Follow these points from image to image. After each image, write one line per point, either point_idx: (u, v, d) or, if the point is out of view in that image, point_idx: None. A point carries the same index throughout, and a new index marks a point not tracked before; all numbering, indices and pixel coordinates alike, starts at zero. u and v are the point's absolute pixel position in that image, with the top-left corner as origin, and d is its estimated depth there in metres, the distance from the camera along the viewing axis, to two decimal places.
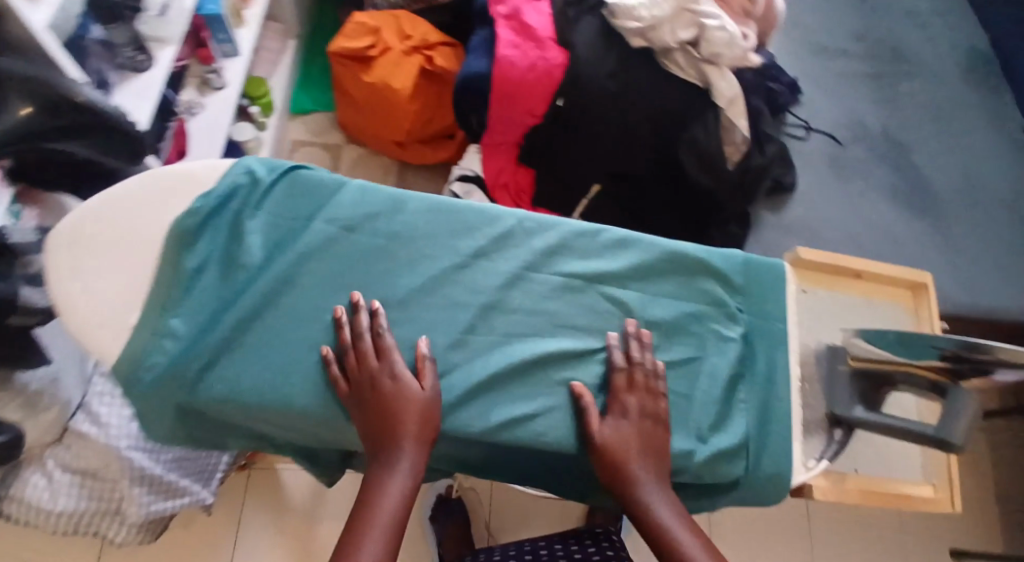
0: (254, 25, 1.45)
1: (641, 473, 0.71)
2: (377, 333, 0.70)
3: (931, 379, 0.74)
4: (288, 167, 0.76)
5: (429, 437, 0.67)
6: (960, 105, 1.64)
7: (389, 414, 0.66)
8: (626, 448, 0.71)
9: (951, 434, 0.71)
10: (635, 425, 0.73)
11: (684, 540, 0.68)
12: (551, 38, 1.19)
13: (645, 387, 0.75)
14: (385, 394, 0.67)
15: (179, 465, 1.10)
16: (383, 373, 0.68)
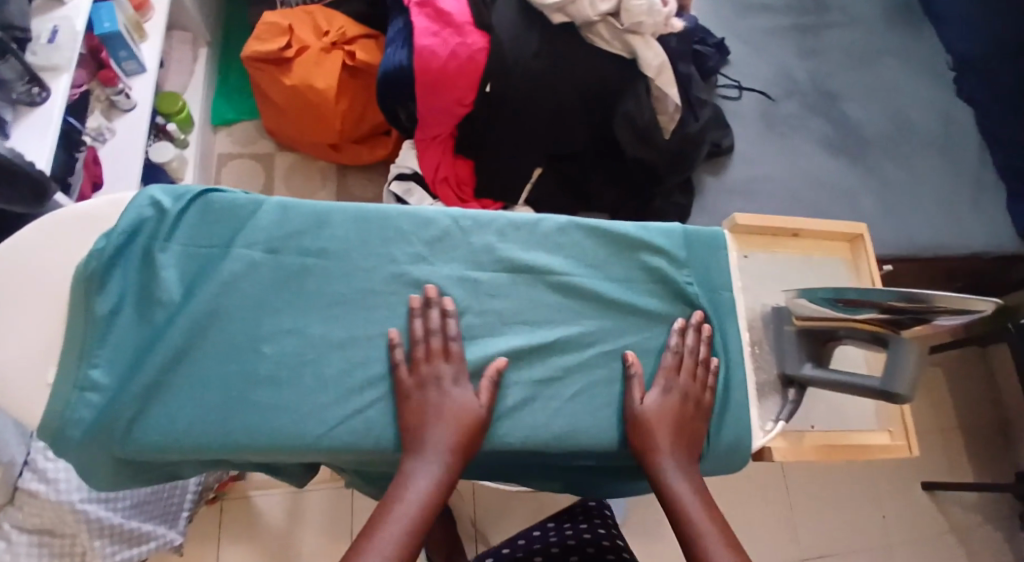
0: (158, 36, 1.40)
1: (668, 450, 0.72)
2: (448, 336, 0.71)
3: (871, 331, 0.75)
4: (197, 192, 0.71)
5: (472, 444, 0.67)
6: (879, 50, 1.70)
7: (443, 414, 0.67)
8: (658, 420, 0.73)
9: (896, 386, 0.72)
10: (680, 397, 0.76)
11: (697, 517, 0.69)
12: (468, 22, 1.14)
13: (693, 373, 0.78)
14: (442, 397, 0.68)
15: (140, 510, 1.03)
16: (445, 375, 0.69)
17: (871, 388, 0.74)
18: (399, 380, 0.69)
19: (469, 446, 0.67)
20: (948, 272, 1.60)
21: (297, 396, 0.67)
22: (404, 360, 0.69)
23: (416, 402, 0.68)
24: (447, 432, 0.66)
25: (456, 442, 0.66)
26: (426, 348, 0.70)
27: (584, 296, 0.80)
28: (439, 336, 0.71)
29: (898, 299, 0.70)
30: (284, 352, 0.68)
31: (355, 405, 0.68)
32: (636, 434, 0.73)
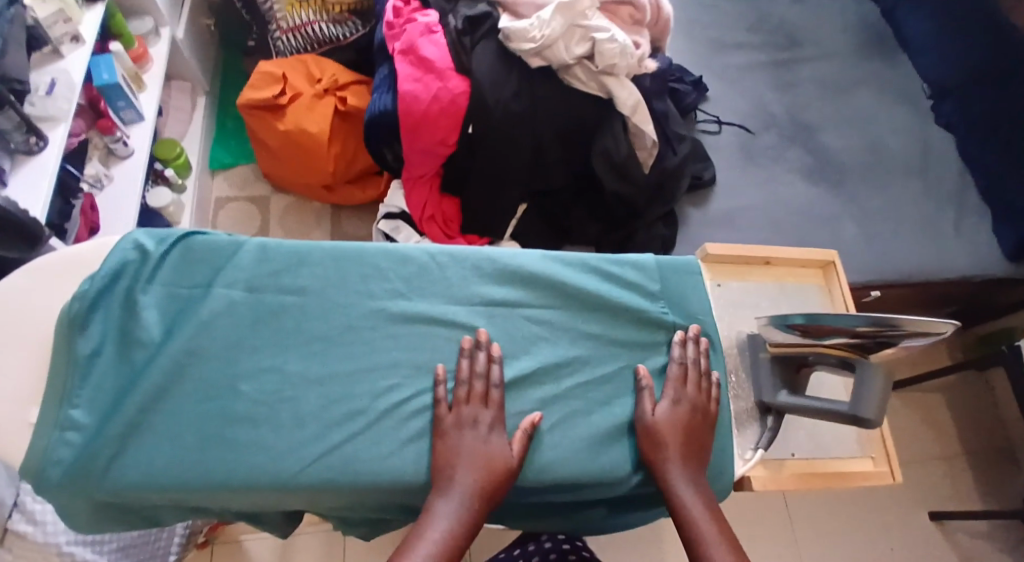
0: (155, 87, 1.48)
1: (676, 460, 0.75)
2: (488, 378, 0.74)
3: (840, 356, 0.77)
4: (179, 236, 0.74)
5: (500, 484, 0.69)
6: (852, 81, 1.77)
7: (472, 459, 0.69)
8: (667, 430, 0.76)
9: (865, 411, 0.73)
10: (690, 407, 0.78)
11: (702, 524, 0.72)
12: (449, 67, 1.18)
13: (698, 385, 0.80)
14: (476, 440, 0.70)
15: (125, 554, 0.98)
16: (481, 420, 0.72)
17: (841, 413, 0.75)
18: (437, 416, 0.71)
19: (492, 494, 0.68)
20: (935, 296, 1.63)
21: (273, 433, 0.68)
22: (444, 399, 0.72)
23: (447, 443, 0.70)
24: (469, 477, 0.68)
25: (478, 487, 0.68)
26: (468, 389, 0.73)
27: (559, 327, 0.82)
28: (482, 380, 0.74)
29: (872, 324, 0.72)
30: (261, 389, 0.70)
31: (331, 441, 0.68)
32: (648, 442, 0.76)
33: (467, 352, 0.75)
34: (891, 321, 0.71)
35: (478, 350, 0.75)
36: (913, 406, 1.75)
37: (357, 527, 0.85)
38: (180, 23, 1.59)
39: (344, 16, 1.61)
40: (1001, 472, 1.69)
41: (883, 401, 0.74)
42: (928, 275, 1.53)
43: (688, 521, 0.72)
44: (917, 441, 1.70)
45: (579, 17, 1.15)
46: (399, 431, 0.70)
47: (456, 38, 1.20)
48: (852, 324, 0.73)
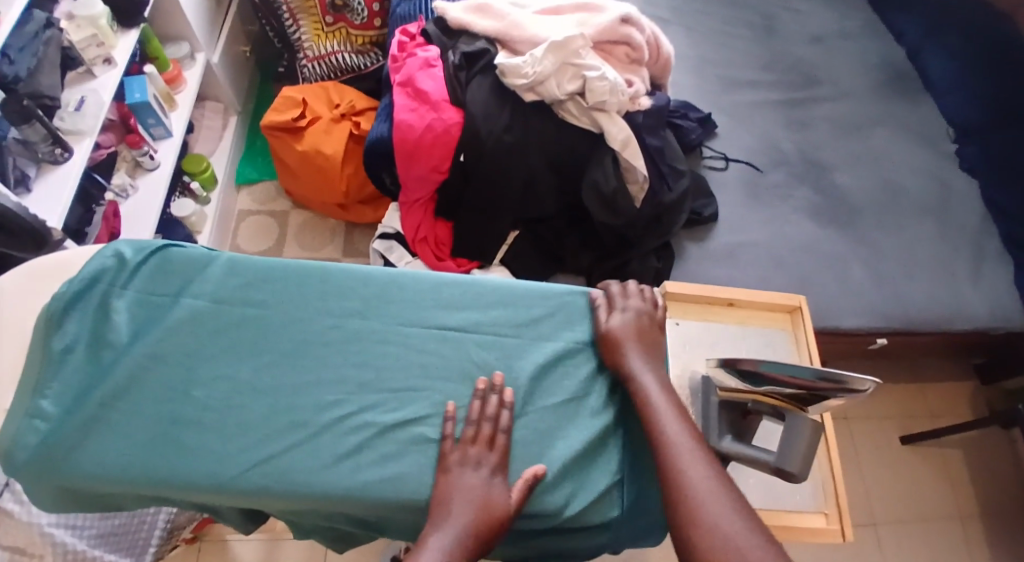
0: (185, 107, 1.58)
1: (632, 353, 0.81)
2: (500, 422, 0.76)
3: (772, 404, 0.74)
4: (156, 248, 0.82)
5: (492, 529, 0.70)
6: (871, 122, 1.75)
7: (469, 499, 0.71)
8: (620, 331, 0.83)
9: (789, 463, 0.71)
10: (642, 313, 0.85)
11: (658, 403, 0.76)
12: (444, 99, 1.25)
13: (642, 295, 0.88)
14: (478, 482, 0.72)
15: (106, 541, 1.10)
16: (484, 462, 0.74)
17: (767, 462, 0.72)
18: (443, 451, 0.74)
19: (486, 535, 0.69)
20: (948, 345, 1.59)
21: (217, 438, 0.73)
22: (452, 434, 0.75)
23: (448, 479, 0.72)
24: (464, 516, 0.69)
25: (471, 529, 0.69)
26: (476, 430, 0.75)
27: (510, 354, 0.82)
28: (491, 424, 0.76)
29: (802, 374, 0.71)
30: (213, 396, 0.75)
31: (270, 450, 0.73)
32: (605, 342, 0.82)
33: (481, 394, 0.78)
34: (818, 372, 0.70)
35: (493, 392, 0.78)
36: (927, 459, 1.72)
37: (313, 534, 0.89)
38: (216, 47, 1.71)
39: (366, 47, 1.70)
40: (1016, 530, 1.65)
41: (810, 456, 0.71)
42: (936, 325, 1.49)
43: (645, 401, 0.77)
44: (931, 493, 1.68)
45: (571, 55, 1.20)
46: (335, 446, 0.74)
47: (454, 74, 1.27)
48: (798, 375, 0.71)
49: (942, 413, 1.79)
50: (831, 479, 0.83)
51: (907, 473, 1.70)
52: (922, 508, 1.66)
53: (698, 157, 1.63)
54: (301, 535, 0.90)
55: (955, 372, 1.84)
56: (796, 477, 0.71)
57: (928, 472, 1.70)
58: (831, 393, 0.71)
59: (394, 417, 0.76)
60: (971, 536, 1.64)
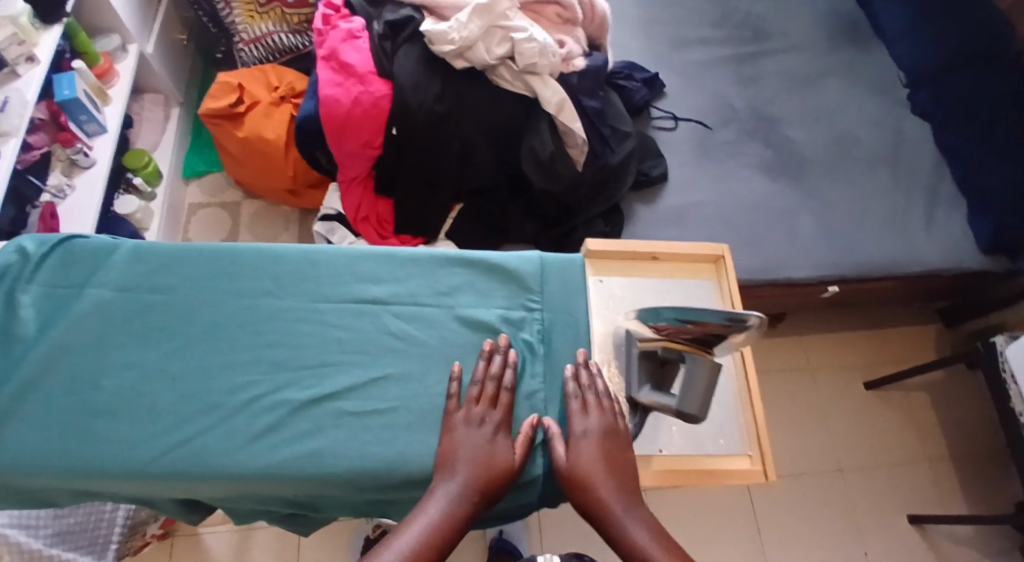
0: (120, 102, 1.55)
1: (607, 494, 0.73)
2: (502, 385, 0.78)
3: (679, 349, 0.76)
4: (59, 239, 0.81)
5: (491, 487, 0.72)
6: (822, 73, 1.74)
7: (473, 458, 0.73)
8: (587, 464, 0.74)
9: (691, 405, 0.74)
10: (610, 443, 0.76)
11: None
12: (370, 71, 1.22)
13: (603, 406, 0.78)
14: (481, 439, 0.74)
15: (65, 539, 1.11)
16: (489, 420, 0.76)
17: (670, 405, 0.75)
18: (449, 411, 0.76)
19: (489, 489, 0.72)
20: (908, 290, 1.59)
21: (129, 426, 0.73)
22: (456, 394, 0.77)
23: (454, 437, 0.74)
24: (469, 473, 0.72)
25: (476, 484, 0.71)
26: (480, 389, 0.77)
27: (429, 324, 0.82)
28: (494, 382, 0.78)
29: (694, 318, 0.73)
30: (123, 383, 0.75)
31: (182, 434, 0.72)
32: (580, 489, 0.73)
33: (485, 354, 0.79)
34: (706, 314, 0.72)
35: (498, 353, 0.80)
36: (891, 405, 1.73)
37: (253, 516, 0.89)
38: (150, 38, 1.67)
39: (302, 25, 1.65)
40: (980, 468, 1.68)
41: (709, 396, 0.74)
42: (891, 272, 1.49)
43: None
44: (896, 438, 1.70)
45: (498, 18, 1.18)
46: (250, 426, 0.73)
47: (379, 44, 1.25)
48: (707, 317, 0.71)
49: (907, 360, 1.80)
50: (753, 423, 0.83)
51: (874, 420, 1.72)
52: (891, 455, 1.68)
53: (646, 119, 1.61)
54: (238, 519, 0.90)
55: (918, 317, 1.85)
56: (698, 418, 0.74)
57: (893, 417, 1.72)
58: (726, 333, 0.72)
59: (311, 393, 0.76)
60: (938, 476, 1.66)
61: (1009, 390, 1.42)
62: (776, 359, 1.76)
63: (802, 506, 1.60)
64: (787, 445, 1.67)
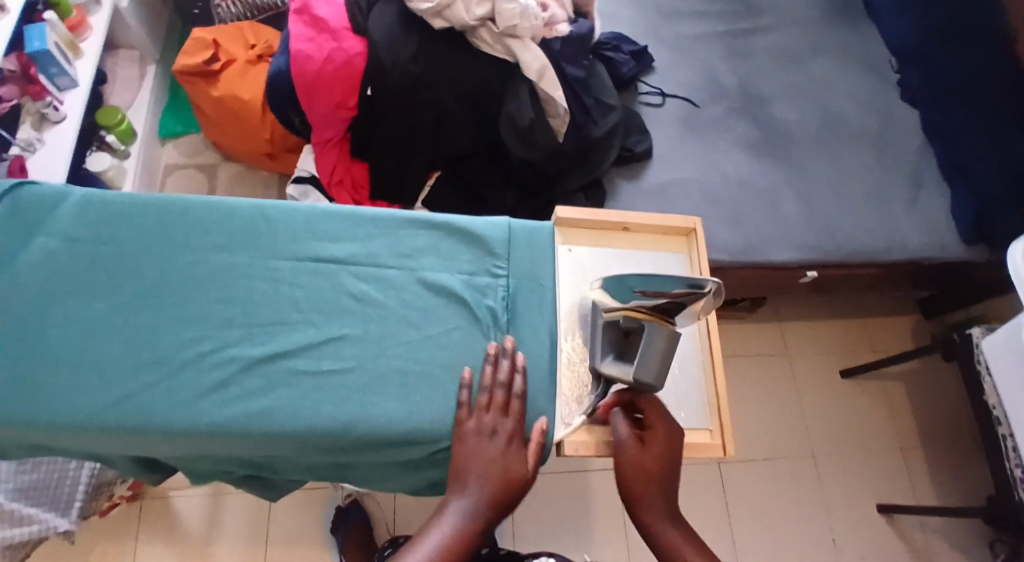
0: (91, 56, 1.49)
1: (650, 491, 0.74)
2: (513, 393, 0.75)
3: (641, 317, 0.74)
4: (7, 186, 0.78)
5: (508, 500, 0.71)
6: (814, 53, 1.70)
7: (486, 470, 0.71)
8: (638, 460, 0.74)
9: (647, 373, 0.72)
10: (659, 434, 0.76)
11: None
12: (344, 27, 1.20)
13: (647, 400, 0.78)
14: (494, 450, 0.72)
15: (25, 495, 1.11)
16: (500, 429, 0.73)
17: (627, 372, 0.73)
18: (459, 420, 0.74)
19: (504, 501, 0.70)
20: (892, 277, 1.57)
21: (74, 378, 0.71)
22: (467, 402, 0.75)
23: (465, 448, 0.72)
24: (481, 486, 0.70)
25: (488, 499, 0.70)
26: (489, 397, 0.75)
27: (391, 286, 0.80)
28: (503, 389, 0.75)
29: (660, 289, 0.72)
30: (69, 336, 0.73)
31: (129, 389, 0.70)
32: (628, 480, 0.74)
33: (491, 358, 0.77)
34: (672, 283, 0.71)
35: (504, 357, 0.77)
36: (869, 392, 1.73)
37: (211, 476, 0.87)
38: None
39: None
40: (953, 457, 1.69)
41: (665, 364, 0.74)
42: (875, 259, 1.47)
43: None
44: (871, 424, 1.70)
45: None
46: (200, 381, 0.72)
47: (354, 0, 1.22)
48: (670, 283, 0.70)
49: (885, 347, 1.80)
50: (716, 398, 0.84)
51: (851, 406, 1.72)
52: (865, 441, 1.68)
53: (633, 93, 1.57)
54: (197, 480, 0.88)
55: (898, 305, 1.84)
56: (653, 388, 0.74)
57: (870, 403, 1.72)
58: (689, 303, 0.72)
59: (264, 350, 0.74)
60: (911, 464, 1.67)
61: (983, 381, 1.41)
62: (756, 343, 1.75)
63: (776, 488, 1.61)
64: (763, 428, 1.66)
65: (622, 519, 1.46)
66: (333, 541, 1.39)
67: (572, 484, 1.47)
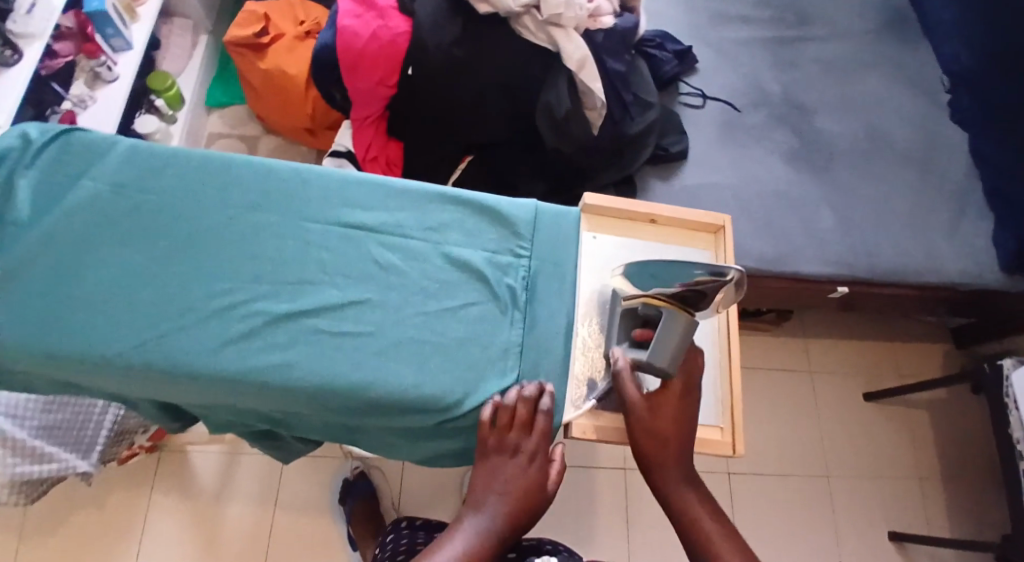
0: (147, 20, 1.54)
1: (668, 458, 0.75)
2: (538, 413, 0.74)
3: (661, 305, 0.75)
4: (60, 130, 0.81)
5: (524, 518, 0.72)
6: (866, 66, 1.64)
7: (506, 489, 0.72)
8: (656, 422, 0.75)
9: (661, 359, 0.74)
10: (674, 396, 0.77)
11: (717, 543, 0.72)
12: (392, 7, 1.23)
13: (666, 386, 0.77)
14: (515, 469, 0.73)
15: (49, 434, 1.14)
16: (522, 448, 0.73)
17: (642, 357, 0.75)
18: (481, 435, 0.74)
19: (521, 521, 0.71)
20: (925, 302, 1.52)
21: (107, 318, 0.73)
22: (489, 419, 0.74)
23: (487, 465, 0.73)
24: (499, 506, 0.71)
25: (504, 519, 0.71)
26: (513, 415, 0.74)
27: (415, 257, 0.81)
28: (529, 405, 0.74)
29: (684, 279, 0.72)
30: (105, 278, 0.76)
31: (158, 332, 0.73)
32: (642, 441, 0.75)
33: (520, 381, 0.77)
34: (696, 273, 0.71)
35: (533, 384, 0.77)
36: (891, 417, 1.70)
37: (227, 427, 0.89)
38: None
39: None
40: (973, 492, 1.64)
41: (679, 352, 0.74)
42: (908, 281, 1.43)
43: (701, 534, 0.73)
44: (890, 450, 1.67)
45: None
46: (224, 331, 0.74)
47: None
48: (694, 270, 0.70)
49: (913, 373, 1.75)
50: (730, 396, 0.84)
51: (869, 429, 1.68)
52: (882, 466, 1.65)
53: (674, 93, 1.55)
54: (216, 430, 0.90)
55: (931, 332, 1.79)
56: (665, 372, 0.75)
57: (891, 428, 1.69)
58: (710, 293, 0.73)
59: (287, 308, 0.76)
60: (928, 494, 1.63)
61: (1010, 415, 1.37)
62: (777, 357, 1.72)
63: (784, 502, 1.59)
64: (777, 442, 1.64)
65: (624, 517, 1.46)
66: (340, 513, 1.41)
67: (578, 479, 1.47)
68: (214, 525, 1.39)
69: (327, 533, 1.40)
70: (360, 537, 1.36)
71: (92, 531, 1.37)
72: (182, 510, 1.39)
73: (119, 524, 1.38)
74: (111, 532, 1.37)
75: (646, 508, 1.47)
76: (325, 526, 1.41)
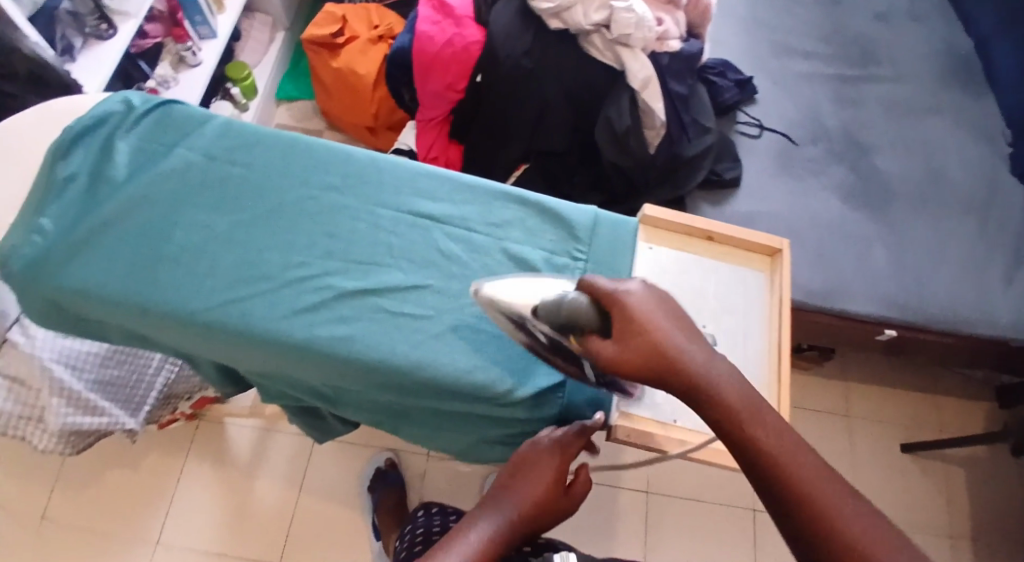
0: (233, 12, 1.62)
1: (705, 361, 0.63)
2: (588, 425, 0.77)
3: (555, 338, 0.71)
4: (161, 101, 0.88)
5: (534, 520, 0.72)
6: (928, 109, 1.63)
7: (532, 488, 0.72)
8: (654, 343, 0.63)
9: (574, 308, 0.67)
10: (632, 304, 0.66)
11: (785, 457, 0.59)
12: (469, 16, 1.29)
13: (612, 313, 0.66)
14: (552, 467, 0.73)
15: (102, 388, 1.17)
16: (566, 449, 0.74)
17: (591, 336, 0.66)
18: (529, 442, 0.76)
19: (532, 522, 0.72)
20: (975, 355, 1.48)
21: (188, 276, 0.78)
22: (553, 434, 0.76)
23: (523, 462, 0.74)
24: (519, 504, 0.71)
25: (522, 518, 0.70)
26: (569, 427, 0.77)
27: (477, 249, 0.85)
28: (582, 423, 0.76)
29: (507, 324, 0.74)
30: (190, 239, 0.81)
31: (234, 294, 0.77)
32: (654, 364, 0.62)
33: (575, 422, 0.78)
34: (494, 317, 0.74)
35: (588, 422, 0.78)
36: (927, 469, 1.66)
37: (279, 399, 0.92)
38: None
39: None
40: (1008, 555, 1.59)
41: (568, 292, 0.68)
42: (958, 327, 1.40)
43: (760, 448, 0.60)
44: (922, 502, 1.63)
45: None
46: (295, 300, 0.78)
47: None
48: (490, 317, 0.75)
49: (954, 426, 1.71)
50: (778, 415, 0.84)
51: (903, 478, 1.65)
52: (915, 518, 1.61)
53: (731, 121, 1.57)
54: (269, 401, 0.94)
55: (975, 386, 1.75)
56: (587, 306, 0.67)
57: (925, 480, 1.65)
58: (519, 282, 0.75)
59: (354, 285, 0.80)
60: (961, 553, 1.58)
61: None
62: (811, 393, 1.71)
63: None
64: None
65: (643, 541, 1.46)
66: (367, 501, 1.44)
67: (600, 496, 1.48)
68: (245, 499, 1.43)
69: (352, 521, 1.43)
70: (383, 528, 1.37)
71: (129, 489, 1.43)
72: (213, 481, 1.44)
73: (153, 487, 1.43)
74: (145, 492, 1.43)
75: (668, 533, 1.47)
76: (351, 513, 1.43)
